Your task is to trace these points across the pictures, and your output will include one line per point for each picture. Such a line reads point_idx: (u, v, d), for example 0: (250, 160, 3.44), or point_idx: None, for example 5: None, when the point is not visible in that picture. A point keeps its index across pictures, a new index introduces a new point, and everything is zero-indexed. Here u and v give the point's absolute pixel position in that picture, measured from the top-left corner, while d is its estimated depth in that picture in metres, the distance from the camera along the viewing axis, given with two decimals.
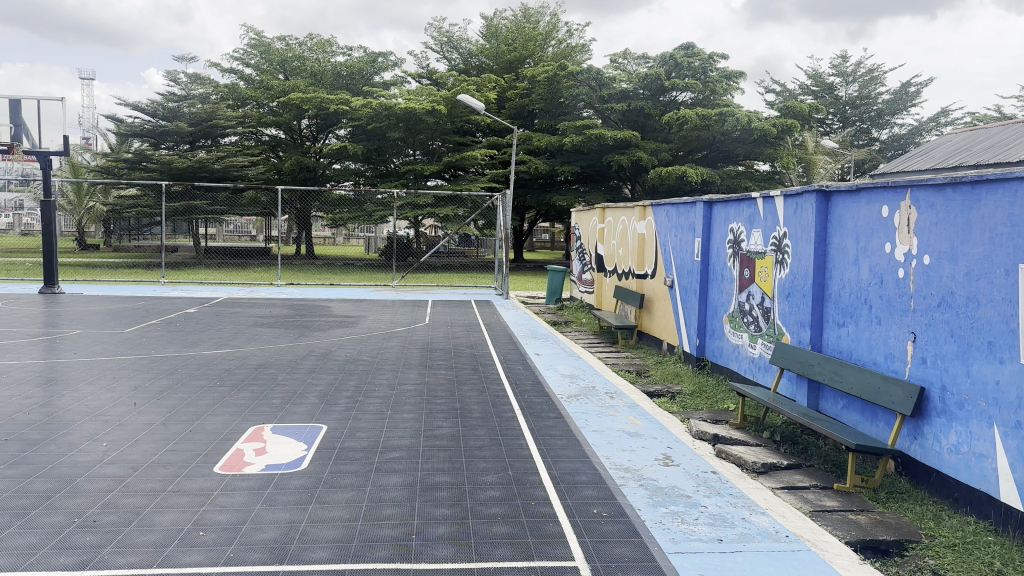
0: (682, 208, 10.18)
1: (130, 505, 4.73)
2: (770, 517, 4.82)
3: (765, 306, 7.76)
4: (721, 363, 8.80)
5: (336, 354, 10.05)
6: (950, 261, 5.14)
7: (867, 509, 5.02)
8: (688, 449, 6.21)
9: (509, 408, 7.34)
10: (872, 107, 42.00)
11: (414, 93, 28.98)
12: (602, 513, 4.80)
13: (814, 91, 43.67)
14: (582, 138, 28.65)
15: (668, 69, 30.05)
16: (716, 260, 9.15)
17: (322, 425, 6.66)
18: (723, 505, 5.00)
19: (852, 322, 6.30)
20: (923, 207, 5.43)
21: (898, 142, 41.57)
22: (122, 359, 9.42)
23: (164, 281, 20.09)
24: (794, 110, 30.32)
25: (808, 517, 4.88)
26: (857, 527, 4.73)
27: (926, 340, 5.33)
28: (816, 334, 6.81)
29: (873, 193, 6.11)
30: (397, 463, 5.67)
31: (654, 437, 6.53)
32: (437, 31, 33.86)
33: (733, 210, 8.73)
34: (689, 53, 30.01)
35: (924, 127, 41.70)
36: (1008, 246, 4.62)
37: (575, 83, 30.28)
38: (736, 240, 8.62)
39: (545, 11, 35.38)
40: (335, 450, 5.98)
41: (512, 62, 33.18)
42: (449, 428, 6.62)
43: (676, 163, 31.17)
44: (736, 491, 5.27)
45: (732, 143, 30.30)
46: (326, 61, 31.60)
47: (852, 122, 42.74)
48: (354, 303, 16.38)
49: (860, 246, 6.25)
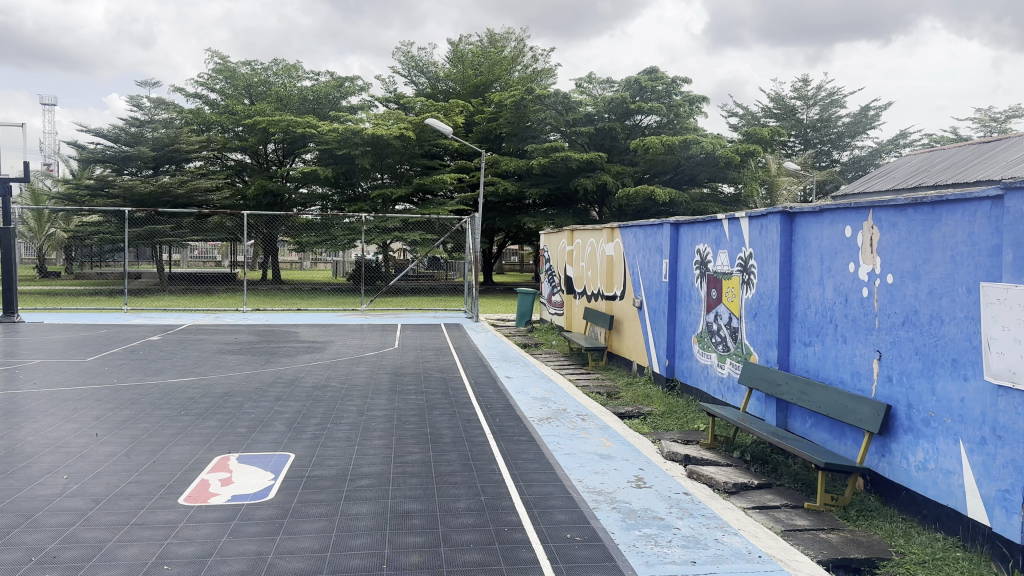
0: (649, 229, 10.28)
1: (92, 540, 4.58)
2: (742, 537, 4.82)
3: (733, 326, 7.82)
4: (691, 384, 8.83)
5: (304, 380, 9.90)
6: (912, 280, 5.24)
7: (838, 528, 5.05)
8: (660, 470, 6.21)
9: (480, 433, 7.29)
10: (830, 131, 43.05)
11: (381, 118, 29.04)
12: (576, 537, 4.77)
13: (775, 114, 44.59)
14: (548, 161, 28.91)
15: (632, 93, 30.50)
16: (684, 281, 9.21)
17: (290, 454, 6.54)
18: (695, 526, 4.99)
19: (818, 341, 6.38)
20: (886, 227, 5.54)
21: (858, 164, 42.48)
22: (83, 389, 9.18)
23: (127, 308, 19.70)
24: (756, 135, 30.90)
25: (780, 537, 4.88)
26: (828, 546, 4.74)
27: (891, 358, 5.41)
28: (783, 353, 6.87)
29: (836, 214, 6.22)
30: (366, 491, 5.58)
31: (626, 458, 6.51)
32: (404, 55, 34.02)
33: (699, 231, 8.83)
34: (653, 77, 30.44)
35: (883, 149, 42.73)
36: (969, 265, 4.73)
37: (541, 107, 30.59)
38: (703, 261, 8.70)
39: (511, 37, 35.66)
40: (302, 478, 5.87)
41: (478, 86, 33.31)
42: (420, 454, 6.54)
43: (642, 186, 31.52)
44: (708, 512, 5.27)
45: (696, 166, 30.70)
46: (292, 86, 31.55)
47: (813, 145, 43.69)
48: (322, 328, 16.20)
49: (825, 266, 6.34)
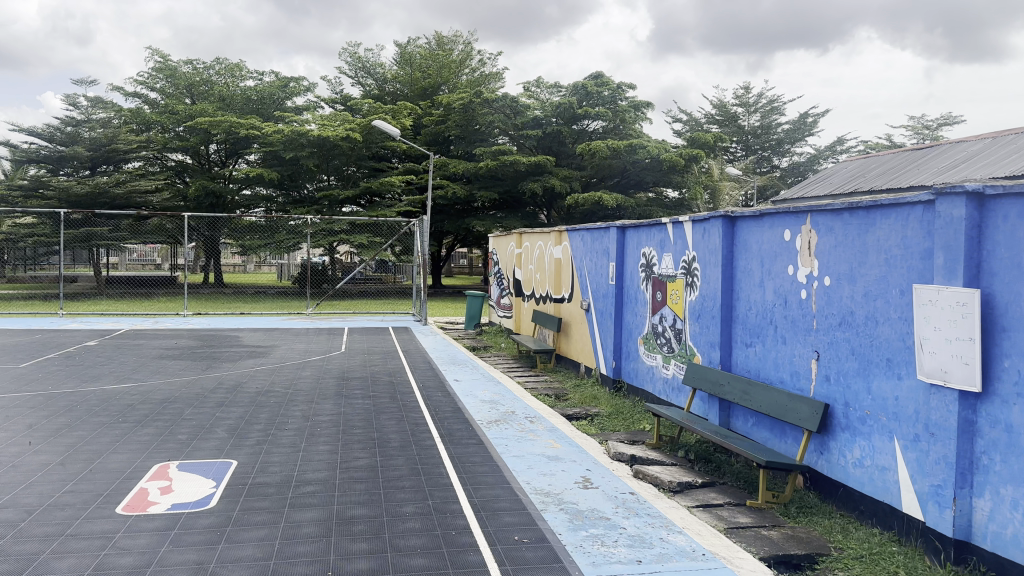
0: (596, 232, 10.38)
1: (23, 553, 4.41)
2: (686, 536, 4.90)
3: (677, 328, 7.95)
4: (637, 385, 8.95)
5: (247, 386, 9.71)
6: (848, 282, 5.41)
7: (779, 524, 5.17)
8: (607, 471, 6.27)
9: (428, 437, 7.25)
10: (771, 137, 44.16)
11: (327, 119, 28.71)
12: (523, 540, 4.78)
13: (717, 120, 45.56)
14: (496, 164, 28.97)
15: (579, 98, 30.84)
16: (630, 284, 9.33)
17: (233, 461, 6.41)
18: (641, 525, 5.06)
19: (759, 342, 6.53)
20: (823, 231, 5.70)
21: (798, 170, 43.66)
22: (13, 396, 8.83)
23: (62, 313, 19.03)
24: (700, 140, 31.52)
25: (723, 534, 4.98)
26: (769, 542, 4.86)
27: (829, 358, 5.57)
28: (726, 354, 7.01)
29: (776, 218, 6.38)
30: (312, 497, 5.50)
31: (573, 460, 6.56)
32: (351, 57, 33.71)
33: (645, 234, 8.95)
34: (599, 83, 30.82)
35: (821, 155, 44.02)
36: (902, 267, 4.91)
37: (489, 110, 30.65)
38: (649, 264, 8.82)
39: (459, 40, 35.67)
40: (246, 485, 5.76)
41: (426, 89, 33.22)
42: (367, 459, 6.48)
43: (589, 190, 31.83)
44: (653, 511, 5.34)
45: (641, 171, 31.04)
46: (236, 86, 30.96)
47: (754, 151, 44.76)
48: (266, 332, 15.91)
49: (765, 269, 6.50)
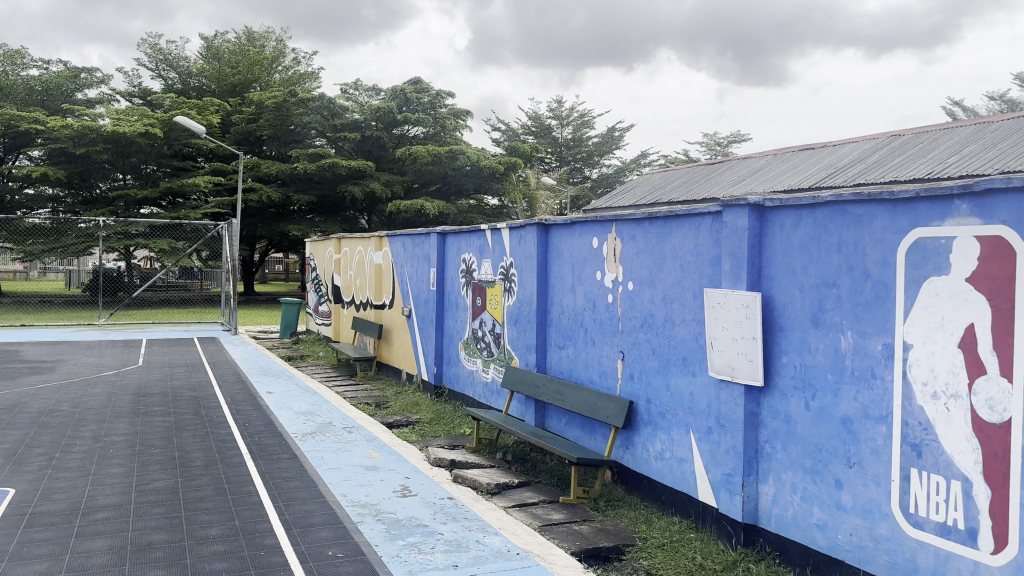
0: (417, 238, 10.37)
1: None
2: (501, 537, 5.00)
3: (496, 332, 8.11)
4: (457, 390, 9.02)
5: (23, 407, 8.69)
6: (649, 287, 5.78)
7: (589, 519, 5.41)
8: (425, 478, 6.26)
9: (237, 453, 6.86)
10: (583, 149, 46.47)
11: (124, 113, 26.53)
12: (338, 554, 4.66)
13: (534, 130, 47.26)
14: (314, 167, 28.17)
15: (398, 104, 30.89)
16: (450, 289, 9.40)
17: (7, 490, 5.70)
18: (457, 530, 5.09)
19: (571, 344, 6.81)
20: (626, 238, 6.05)
21: (608, 180, 46.22)
22: None
23: None
24: (517, 149, 32.54)
25: (537, 532, 5.13)
26: (580, 537, 5.06)
27: (633, 358, 5.91)
28: (541, 356, 7.25)
29: (584, 226, 6.69)
30: (102, 525, 5.02)
31: (392, 469, 6.49)
32: (152, 48, 31.43)
33: (465, 240, 9.06)
34: (418, 89, 31.13)
35: (629, 167, 46.94)
36: (695, 273, 5.31)
37: (306, 110, 29.78)
38: (468, 270, 8.94)
39: (272, 38, 34.44)
40: (22, 517, 5.14)
41: (237, 87, 31.67)
42: (168, 480, 6.02)
43: (410, 196, 31.72)
44: (470, 515, 5.40)
45: (462, 177, 31.35)
46: (14, 73, 27.81)
47: (568, 161, 46.84)
48: (47, 347, 14.34)
49: (576, 275, 6.79)
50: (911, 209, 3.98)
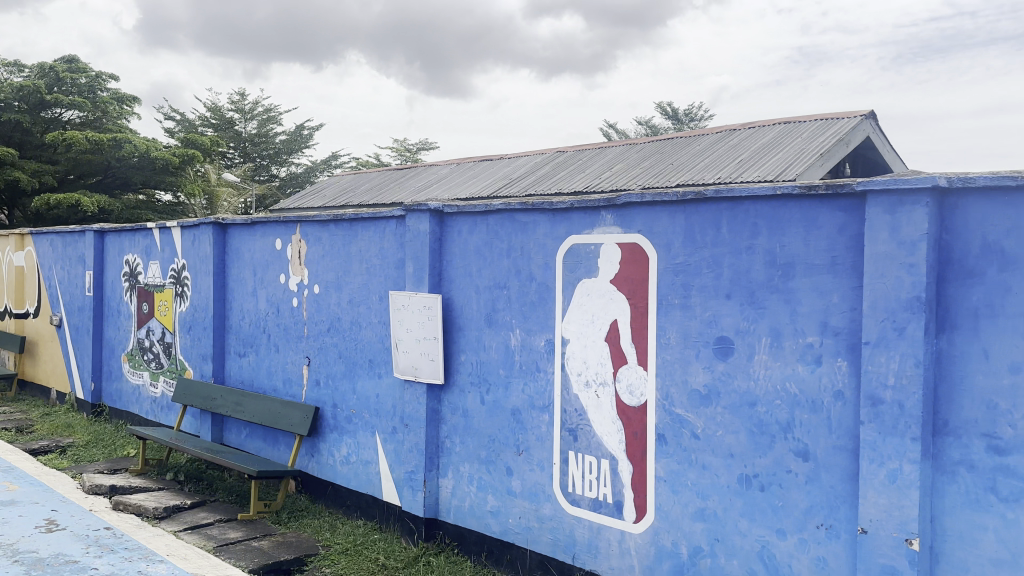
0: (69, 237, 9.09)
1: None
2: (169, 563, 4.56)
3: (167, 341, 7.42)
4: (121, 407, 8.08)
5: None
6: (335, 290, 5.69)
7: (269, 534, 5.16)
8: (77, 508, 5.49)
9: None
10: (270, 146, 44.70)
11: None
12: None
13: (213, 126, 44.47)
14: None
15: (47, 83, 27.74)
16: (112, 294, 8.39)
17: None
18: (115, 562, 4.53)
19: (252, 351, 6.46)
20: (311, 241, 5.91)
21: (297, 180, 44.54)
22: None
23: None
24: (194, 142, 30.35)
25: (211, 554, 4.76)
26: (259, 553, 4.81)
27: (318, 363, 5.78)
28: (219, 365, 6.78)
29: (267, 227, 6.39)
30: None
31: (33, 501, 5.58)
32: None
33: (128, 240, 8.13)
34: (72, 67, 28.47)
35: (319, 168, 46.16)
36: (380, 275, 5.35)
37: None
38: (133, 272, 8.04)
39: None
40: None
41: None
42: None
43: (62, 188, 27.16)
44: (132, 544, 4.84)
45: (130, 168, 27.90)
46: None
47: (252, 159, 44.76)
48: None
49: (258, 278, 6.46)
50: (567, 218, 4.40)
